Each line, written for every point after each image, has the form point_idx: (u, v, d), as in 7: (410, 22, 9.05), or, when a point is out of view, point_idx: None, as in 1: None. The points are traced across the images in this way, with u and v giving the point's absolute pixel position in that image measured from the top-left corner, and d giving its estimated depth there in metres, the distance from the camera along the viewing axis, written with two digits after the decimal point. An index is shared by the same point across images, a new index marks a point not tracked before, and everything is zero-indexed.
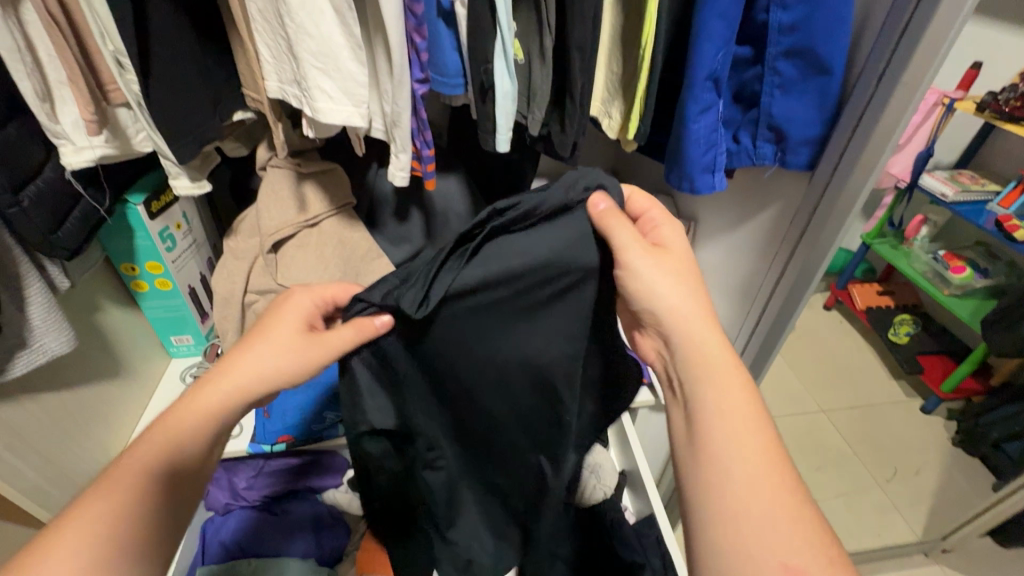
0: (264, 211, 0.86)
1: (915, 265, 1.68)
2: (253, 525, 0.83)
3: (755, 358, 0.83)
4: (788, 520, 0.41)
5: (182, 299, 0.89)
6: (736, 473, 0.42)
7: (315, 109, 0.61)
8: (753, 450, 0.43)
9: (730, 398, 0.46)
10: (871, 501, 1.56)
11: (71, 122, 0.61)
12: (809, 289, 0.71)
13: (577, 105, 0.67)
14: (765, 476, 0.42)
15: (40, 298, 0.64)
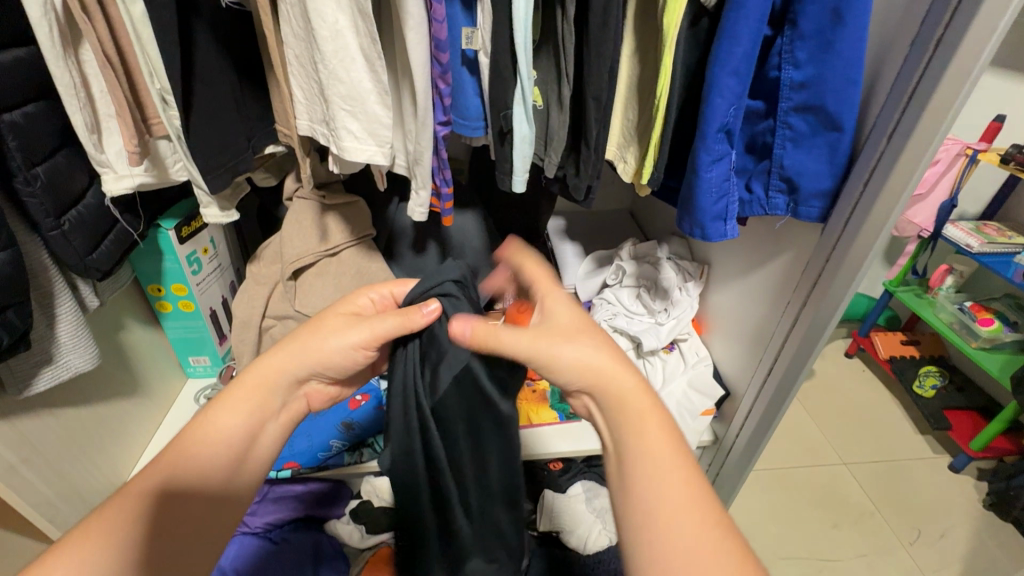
0: (287, 239, 0.89)
1: (940, 315, 1.64)
2: (254, 553, 0.86)
3: (766, 409, 0.80)
4: (717, 540, 0.43)
5: (203, 321, 0.92)
6: (648, 487, 0.46)
7: (341, 148, 0.64)
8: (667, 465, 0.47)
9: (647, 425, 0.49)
10: (894, 563, 1.48)
11: (115, 151, 0.67)
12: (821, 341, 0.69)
13: (593, 151, 0.69)
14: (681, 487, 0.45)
15: (69, 316, 0.67)
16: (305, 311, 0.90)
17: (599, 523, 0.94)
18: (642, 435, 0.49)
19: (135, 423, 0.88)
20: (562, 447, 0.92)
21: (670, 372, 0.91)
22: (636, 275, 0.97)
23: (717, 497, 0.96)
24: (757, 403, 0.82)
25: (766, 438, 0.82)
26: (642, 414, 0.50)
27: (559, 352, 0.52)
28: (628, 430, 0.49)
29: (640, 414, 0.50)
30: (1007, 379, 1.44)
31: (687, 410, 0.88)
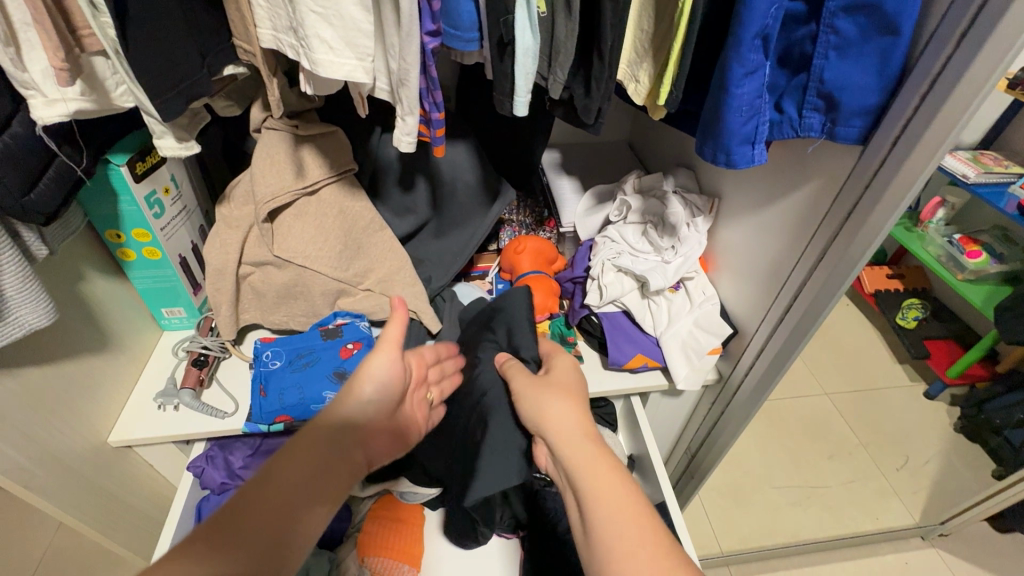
0: (258, 175, 0.80)
1: (928, 248, 1.62)
2: None
3: (782, 349, 0.77)
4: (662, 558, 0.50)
5: (173, 269, 0.85)
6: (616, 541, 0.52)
7: (314, 62, 0.54)
8: (614, 501, 0.54)
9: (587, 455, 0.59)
10: (871, 487, 1.60)
11: (40, 70, 0.54)
12: (848, 279, 0.65)
13: (606, 68, 0.60)
14: (632, 520, 0.53)
15: (12, 267, 0.58)
16: (285, 256, 0.83)
17: None
18: (597, 483, 0.56)
19: (112, 381, 0.82)
20: None
21: (675, 313, 0.88)
22: (641, 211, 0.92)
23: (719, 435, 0.96)
24: (771, 343, 0.79)
25: (777, 378, 0.80)
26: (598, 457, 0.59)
27: (551, 411, 0.65)
28: (592, 481, 0.57)
29: (590, 454, 0.59)
30: (989, 309, 1.46)
31: (692, 349, 0.87)
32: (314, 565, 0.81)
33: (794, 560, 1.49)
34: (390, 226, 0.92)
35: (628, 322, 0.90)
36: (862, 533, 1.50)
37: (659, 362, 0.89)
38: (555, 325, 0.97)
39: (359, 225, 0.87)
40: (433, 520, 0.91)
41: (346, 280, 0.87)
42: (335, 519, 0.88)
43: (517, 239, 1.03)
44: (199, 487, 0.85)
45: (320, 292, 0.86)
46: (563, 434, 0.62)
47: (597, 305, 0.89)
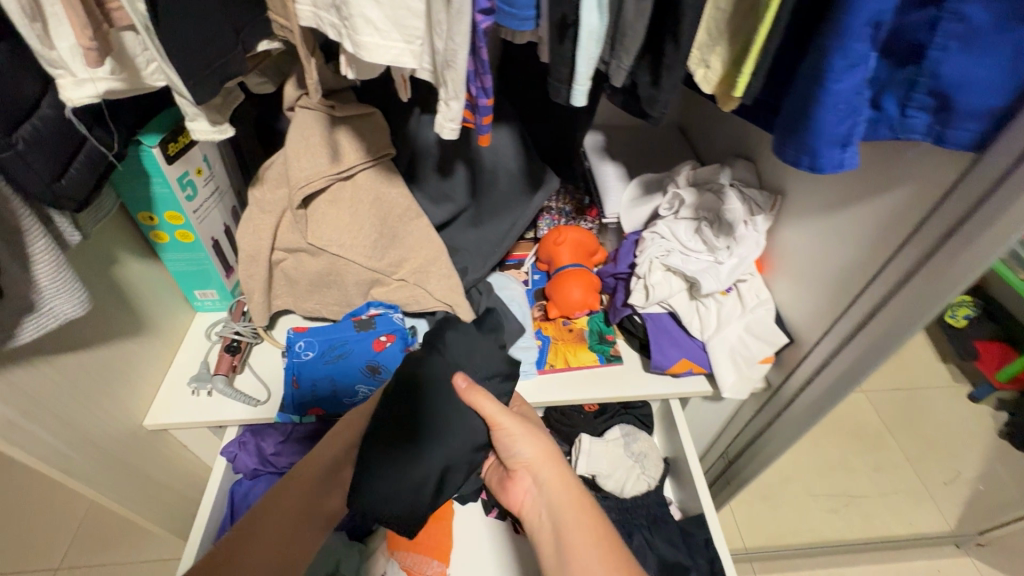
0: (293, 159, 0.76)
1: None
2: None
3: (848, 368, 0.71)
4: None
5: (206, 253, 0.83)
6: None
7: (358, 45, 0.49)
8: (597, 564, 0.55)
9: (575, 521, 0.58)
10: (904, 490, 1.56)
11: (68, 48, 0.50)
12: (944, 301, 0.58)
13: (679, 55, 0.54)
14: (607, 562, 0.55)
15: (46, 256, 0.56)
16: (319, 244, 0.80)
17: (638, 467, 0.88)
18: (578, 523, 0.58)
19: (146, 365, 0.81)
20: (599, 392, 0.86)
21: (725, 317, 0.83)
22: (695, 206, 0.85)
23: (763, 445, 0.91)
24: (836, 360, 0.73)
25: (839, 398, 0.74)
26: (574, 499, 0.60)
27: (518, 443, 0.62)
28: (573, 525, 0.58)
29: (585, 522, 0.58)
30: None
31: (742, 358, 0.82)
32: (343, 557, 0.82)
33: (819, 560, 1.49)
34: (426, 213, 0.88)
35: (674, 325, 0.85)
36: (894, 536, 1.51)
37: (704, 368, 0.85)
38: (593, 322, 0.94)
39: (395, 213, 0.83)
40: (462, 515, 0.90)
41: (380, 269, 0.84)
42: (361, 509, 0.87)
43: (557, 230, 0.98)
44: (232, 470, 0.86)
45: (354, 283, 0.83)
46: (539, 466, 0.62)
47: (642, 306, 0.84)
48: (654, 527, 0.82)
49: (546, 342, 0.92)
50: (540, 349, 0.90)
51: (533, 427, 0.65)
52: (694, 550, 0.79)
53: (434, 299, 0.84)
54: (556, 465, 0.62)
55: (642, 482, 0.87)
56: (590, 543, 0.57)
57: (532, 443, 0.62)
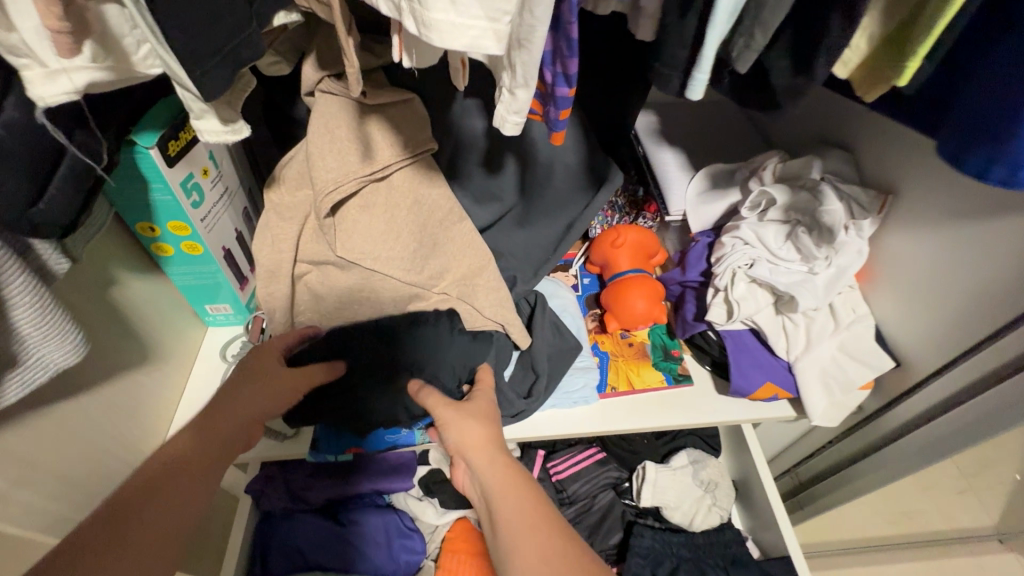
0: (317, 158, 0.63)
1: None
2: (314, 531, 0.74)
3: (993, 407, 0.61)
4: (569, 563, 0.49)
5: (217, 265, 0.72)
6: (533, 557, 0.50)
7: (423, 25, 0.37)
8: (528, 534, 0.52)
9: (519, 506, 0.55)
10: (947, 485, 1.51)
11: (32, 30, 0.37)
12: None
13: (838, 35, 0.41)
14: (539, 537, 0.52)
15: (25, 299, 0.44)
16: (349, 257, 0.68)
17: (708, 498, 0.79)
18: (511, 501, 0.55)
19: (155, 395, 0.71)
20: (669, 419, 0.76)
21: (817, 335, 0.72)
22: (786, 206, 0.72)
23: (847, 471, 0.82)
24: (976, 397, 0.62)
25: (970, 439, 0.65)
26: (507, 476, 0.57)
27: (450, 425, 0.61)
28: (508, 503, 0.55)
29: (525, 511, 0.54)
30: None
31: (839, 383, 0.72)
32: None
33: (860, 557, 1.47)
34: (470, 215, 0.76)
35: (756, 343, 0.75)
36: (934, 532, 1.49)
37: (789, 393, 0.75)
38: (656, 334, 0.84)
39: (435, 218, 0.71)
40: None
41: (420, 283, 0.72)
42: (406, 547, 0.76)
43: (614, 230, 0.86)
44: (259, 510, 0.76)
45: (390, 300, 0.72)
46: (471, 448, 0.60)
47: (722, 323, 0.73)
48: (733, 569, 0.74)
49: (604, 359, 0.81)
50: (599, 368, 0.80)
51: (479, 418, 0.63)
52: None
53: (482, 317, 0.73)
54: (496, 448, 0.60)
55: (714, 515, 0.79)
56: (523, 521, 0.53)
57: (473, 424, 0.61)
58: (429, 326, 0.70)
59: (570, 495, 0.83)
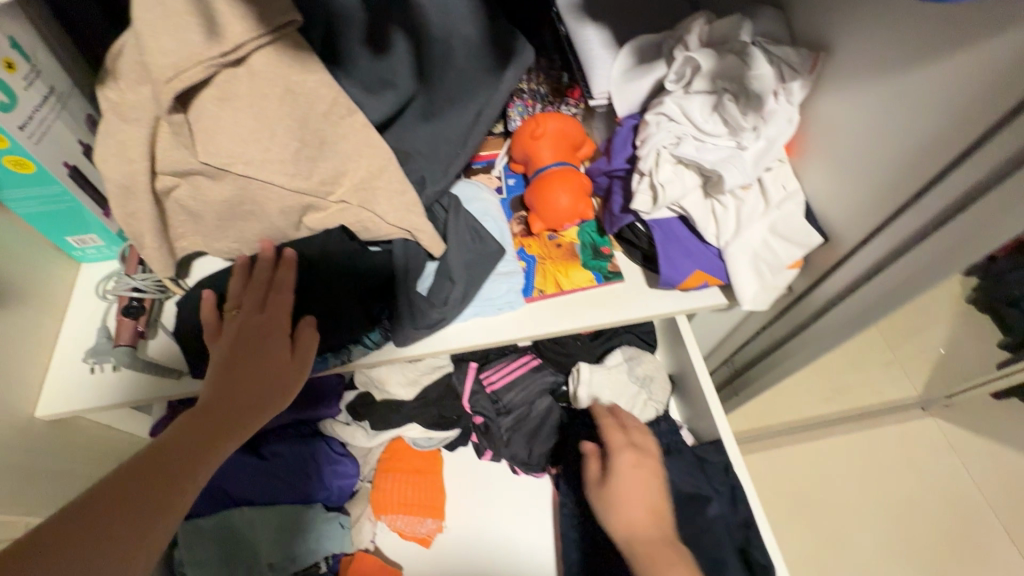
0: (148, 38, 0.52)
1: None
2: (232, 466, 0.70)
3: (918, 270, 0.58)
4: None
5: (63, 186, 0.61)
6: None
7: None
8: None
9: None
10: (878, 363, 1.62)
11: None
12: None
13: None
14: None
15: None
16: (216, 165, 0.58)
17: (644, 393, 0.79)
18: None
19: (17, 343, 0.62)
20: (599, 317, 0.73)
21: (747, 216, 0.68)
22: (713, 74, 0.65)
23: (781, 352, 0.82)
24: (903, 261, 0.59)
25: (889, 307, 0.63)
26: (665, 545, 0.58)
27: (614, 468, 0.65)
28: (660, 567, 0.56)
29: (638, 486, 0.62)
30: None
31: (768, 264, 0.69)
32: (324, 531, 0.68)
33: (798, 436, 1.58)
34: (363, 108, 0.66)
35: (685, 231, 0.71)
36: (865, 406, 1.59)
37: (721, 280, 0.72)
38: (586, 232, 0.78)
39: (317, 112, 0.61)
40: (454, 465, 0.80)
41: (311, 191, 0.63)
42: (338, 472, 0.72)
43: (533, 118, 0.78)
44: None
45: (279, 212, 0.63)
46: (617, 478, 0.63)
47: (647, 210, 0.68)
48: (669, 457, 0.74)
49: (531, 263, 0.77)
50: (525, 272, 0.75)
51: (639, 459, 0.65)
52: (714, 479, 0.72)
53: (387, 225, 0.65)
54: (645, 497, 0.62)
55: (650, 408, 0.79)
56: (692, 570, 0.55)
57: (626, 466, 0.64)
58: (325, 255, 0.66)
59: (505, 405, 0.80)
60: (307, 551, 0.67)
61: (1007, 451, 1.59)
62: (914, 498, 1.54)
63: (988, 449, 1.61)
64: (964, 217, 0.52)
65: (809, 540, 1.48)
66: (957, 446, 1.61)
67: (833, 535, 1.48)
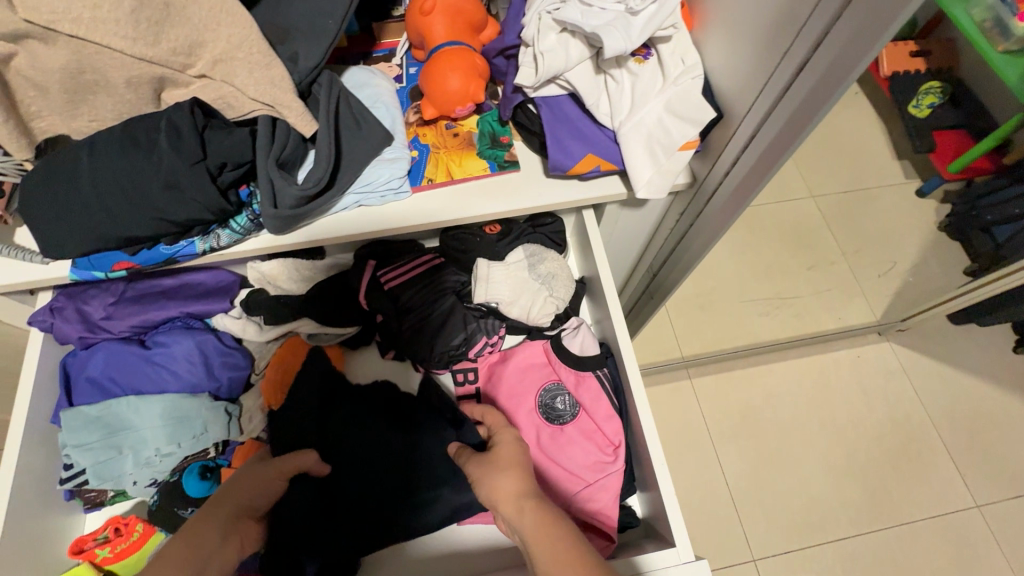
0: None
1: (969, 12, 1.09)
2: (119, 356, 0.70)
3: (777, 135, 0.55)
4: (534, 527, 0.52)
5: None
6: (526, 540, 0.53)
7: None
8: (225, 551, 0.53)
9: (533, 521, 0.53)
10: (839, 288, 1.58)
11: None
12: (890, 32, 0.40)
13: None
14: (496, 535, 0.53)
15: None
16: (40, 25, 0.53)
17: (545, 290, 0.77)
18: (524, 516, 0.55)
19: None
20: (490, 206, 0.70)
21: (641, 92, 0.63)
22: None
23: (689, 249, 0.80)
24: (767, 125, 0.56)
25: (761, 181, 0.60)
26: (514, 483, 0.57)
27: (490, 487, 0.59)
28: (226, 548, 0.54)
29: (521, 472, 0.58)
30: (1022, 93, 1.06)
31: (659, 143, 0.65)
32: (210, 419, 0.69)
33: (751, 359, 1.52)
34: None
35: (576, 111, 0.67)
36: (823, 332, 1.54)
37: (617, 165, 0.68)
38: (485, 121, 0.74)
39: None
40: (354, 363, 0.80)
41: (162, 61, 0.58)
42: (227, 363, 0.73)
43: None
44: (57, 342, 0.71)
45: (125, 83, 0.58)
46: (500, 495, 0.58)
47: (531, 85, 0.63)
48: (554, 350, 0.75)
49: (423, 152, 0.72)
50: (414, 160, 0.71)
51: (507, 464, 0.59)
52: (593, 363, 0.73)
53: (249, 100, 0.61)
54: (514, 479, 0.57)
55: (550, 305, 0.77)
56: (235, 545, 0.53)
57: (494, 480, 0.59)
58: (167, 122, 0.58)
59: (405, 303, 0.77)
60: (193, 437, 0.68)
61: (967, 378, 1.52)
62: (860, 418, 1.47)
63: (945, 374, 1.53)
64: (820, 66, 0.47)
65: (749, 460, 1.42)
66: (909, 368, 1.53)
67: (775, 452, 1.43)
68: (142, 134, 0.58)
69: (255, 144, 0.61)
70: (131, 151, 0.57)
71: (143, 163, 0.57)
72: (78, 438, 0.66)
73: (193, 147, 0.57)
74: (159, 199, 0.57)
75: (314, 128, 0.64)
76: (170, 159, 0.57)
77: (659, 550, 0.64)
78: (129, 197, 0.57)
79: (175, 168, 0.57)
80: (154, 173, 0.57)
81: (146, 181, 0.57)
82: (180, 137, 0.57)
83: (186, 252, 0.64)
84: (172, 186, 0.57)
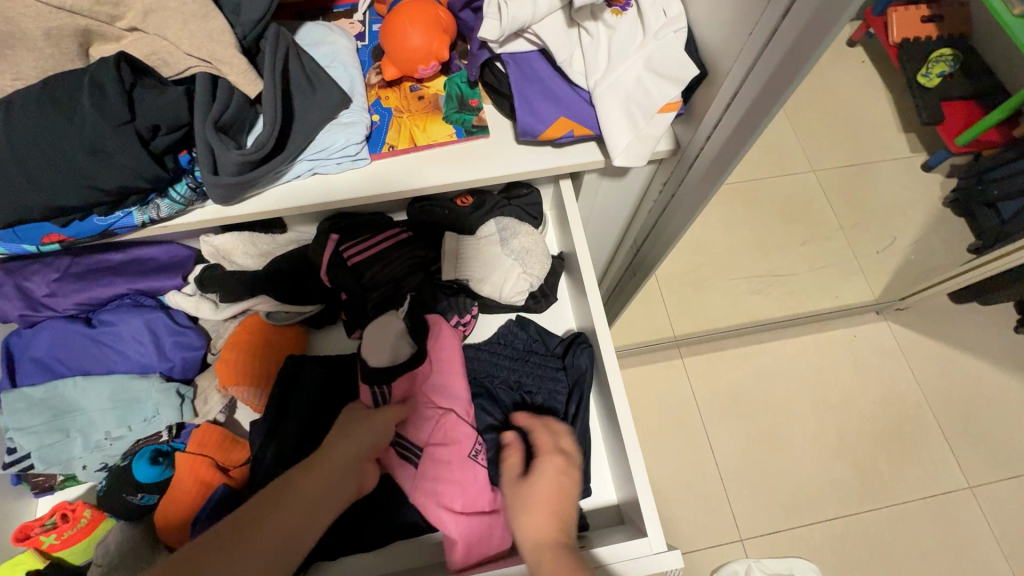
0: None
1: None
2: (64, 335, 0.66)
3: (758, 96, 0.50)
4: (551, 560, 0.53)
5: None
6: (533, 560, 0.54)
7: None
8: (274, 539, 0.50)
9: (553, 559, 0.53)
10: (838, 266, 1.53)
11: None
12: None
13: None
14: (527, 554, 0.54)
15: None
16: None
17: (518, 266, 0.72)
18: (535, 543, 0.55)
19: None
20: (457, 174, 0.65)
21: (618, 47, 0.58)
22: None
23: (671, 221, 0.74)
24: (748, 85, 0.51)
25: (741, 149, 0.55)
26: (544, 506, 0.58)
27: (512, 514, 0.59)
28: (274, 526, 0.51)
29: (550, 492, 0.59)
30: None
31: (638, 105, 0.59)
32: (161, 402, 0.66)
33: (744, 338, 1.49)
34: None
35: (548, 70, 0.62)
36: (819, 311, 1.50)
37: (593, 130, 0.62)
38: (453, 83, 0.68)
39: None
40: (318, 343, 0.76)
41: (84, 11, 0.52)
42: (180, 343, 0.70)
43: None
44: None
45: (46, 37, 0.53)
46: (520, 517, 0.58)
47: (496, 39, 0.57)
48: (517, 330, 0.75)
49: (385, 116, 0.67)
50: (375, 125, 0.66)
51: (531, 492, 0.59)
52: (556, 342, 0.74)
53: (184, 55, 0.55)
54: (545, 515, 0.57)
55: (523, 283, 0.72)
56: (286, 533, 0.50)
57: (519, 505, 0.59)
58: (91, 80, 0.52)
59: (371, 280, 0.72)
60: (144, 420, 0.65)
61: (965, 358, 1.48)
62: (855, 398, 1.44)
63: (944, 354, 1.49)
64: (802, 16, 0.42)
65: (739, 441, 1.40)
66: (906, 348, 1.50)
67: (767, 433, 1.40)
68: (64, 94, 0.52)
69: (193, 105, 0.56)
70: (51, 112, 0.52)
71: (66, 125, 0.52)
72: (18, 421, 0.62)
73: (120, 108, 0.52)
74: (84, 166, 0.52)
75: (260, 87, 0.58)
76: (94, 121, 0.52)
77: (631, 540, 0.61)
78: (51, 163, 0.52)
79: (100, 130, 0.52)
80: (77, 137, 0.52)
81: (71, 146, 0.52)
82: (106, 97, 0.52)
83: (123, 223, 0.59)
84: (98, 151, 0.52)
